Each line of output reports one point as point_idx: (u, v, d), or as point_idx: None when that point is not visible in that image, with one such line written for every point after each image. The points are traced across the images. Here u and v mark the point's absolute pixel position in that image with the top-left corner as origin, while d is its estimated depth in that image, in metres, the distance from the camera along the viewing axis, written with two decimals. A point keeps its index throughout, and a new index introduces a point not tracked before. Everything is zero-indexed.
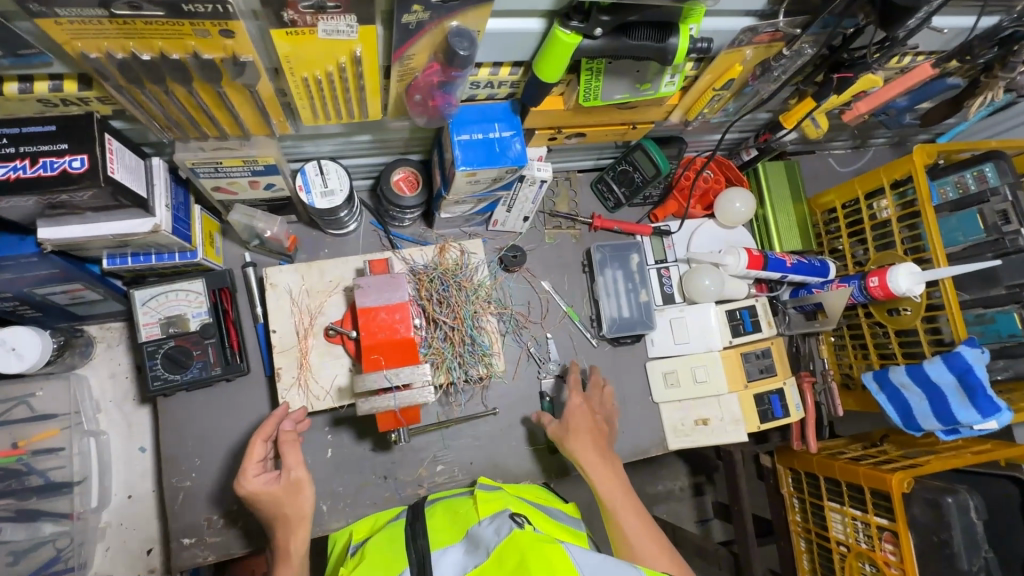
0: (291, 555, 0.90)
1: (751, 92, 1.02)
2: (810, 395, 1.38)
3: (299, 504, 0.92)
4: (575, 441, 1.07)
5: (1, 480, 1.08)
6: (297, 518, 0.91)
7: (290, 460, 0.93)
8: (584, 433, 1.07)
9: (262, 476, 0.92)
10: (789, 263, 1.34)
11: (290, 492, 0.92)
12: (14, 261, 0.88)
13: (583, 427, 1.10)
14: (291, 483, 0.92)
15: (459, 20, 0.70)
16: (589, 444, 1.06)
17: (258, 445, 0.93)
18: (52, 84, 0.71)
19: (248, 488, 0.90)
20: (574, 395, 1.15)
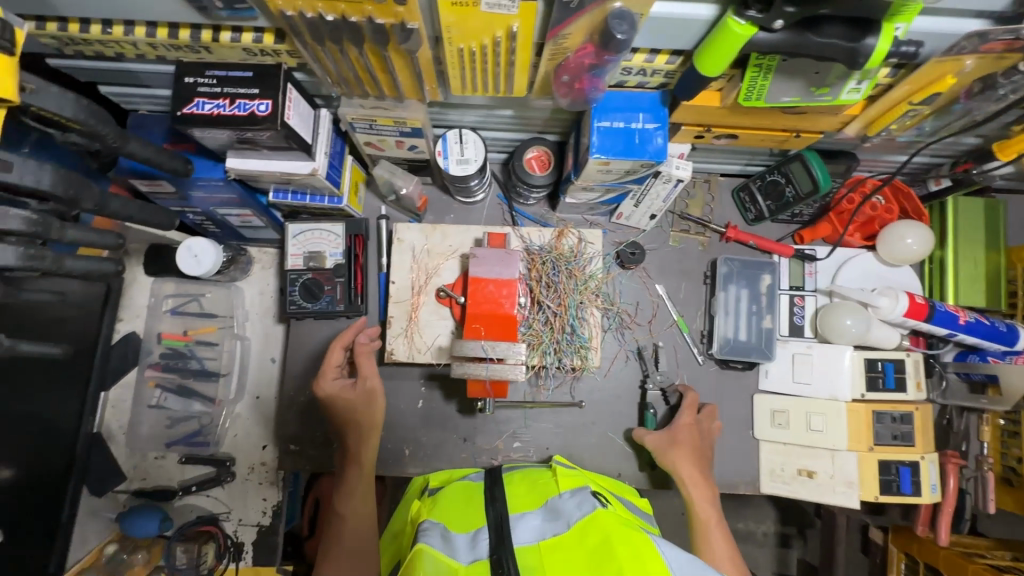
0: (363, 459, 1.09)
1: (960, 110, 0.85)
2: (955, 479, 1.16)
3: (371, 414, 1.11)
4: (673, 457, 1.09)
5: (173, 358, 1.40)
6: (368, 425, 1.11)
7: (364, 371, 1.13)
8: (682, 444, 1.10)
9: (341, 382, 1.13)
10: (963, 320, 1.12)
11: (364, 401, 1.12)
12: (204, 182, 1.04)
13: (680, 441, 1.11)
14: (367, 393, 1.12)
15: (624, 1, 0.66)
16: (685, 461, 1.09)
17: (335, 354, 1.14)
18: (255, 36, 0.82)
19: (327, 391, 1.12)
20: (685, 409, 1.14)
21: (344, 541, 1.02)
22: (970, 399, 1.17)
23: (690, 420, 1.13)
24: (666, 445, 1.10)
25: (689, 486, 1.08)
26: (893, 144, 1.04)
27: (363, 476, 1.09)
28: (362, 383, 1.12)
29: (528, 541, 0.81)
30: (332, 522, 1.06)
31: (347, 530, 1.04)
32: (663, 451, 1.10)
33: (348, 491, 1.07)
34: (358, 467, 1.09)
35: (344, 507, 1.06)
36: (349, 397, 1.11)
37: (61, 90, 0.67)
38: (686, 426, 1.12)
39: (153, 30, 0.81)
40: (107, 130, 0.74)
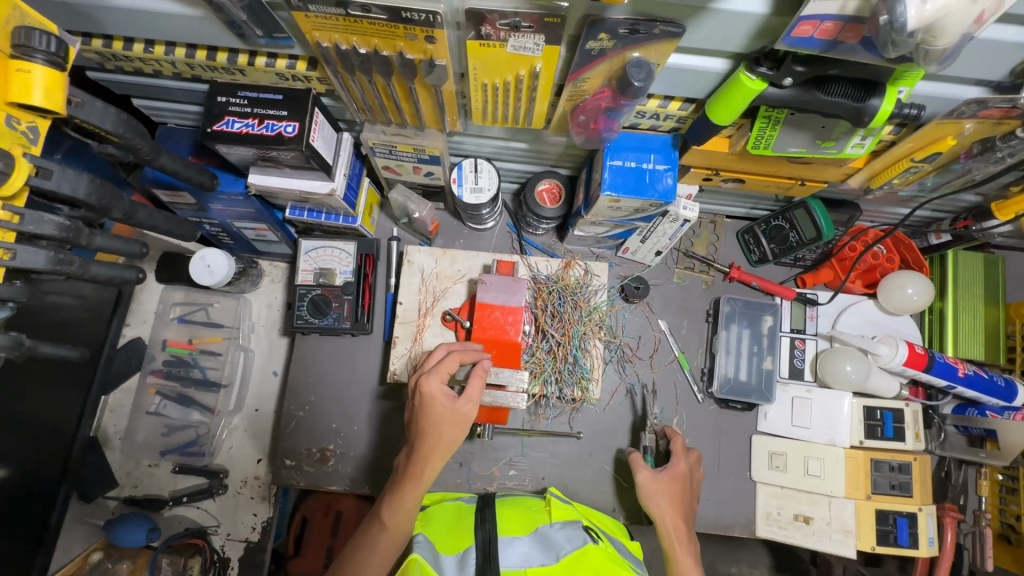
0: (423, 477, 0.89)
1: (960, 169, 0.88)
2: (952, 534, 1.14)
3: (451, 435, 0.90)
4: (658, 501, 1.03)
5: (175, 365, 1.41)
6: (441, 443, 0.90)
7: (468, 393, 0.91)
8: (665, 489, 1.04)
9: (442, 390, 0.91)
10: (961, 372, 1.13)
11: (452, 421, 0.90)
12: (226, 195, 1.07)
13: (671, 489, 1.05)
14: (455, 414, 0.90)
15: (641, 51, 0.70)
16: (666, 502, 1.03)
17: (451, 360, 0.94)
18: (289, 62, 0.86)
19: (428, 391, 0.91)
20: (676, 455, 1.08)
21: (373, 556, 0.86)
22: (969, 453, 1.17)
23: (684, 467, 1.07)
24: (653, 484, 1.04)
25: (671, 536, 1.00)
26: (895, 197, 1.07)
27: (418, 493, 0.89)
28: (462, 403, 0.90)
29: (515, 567, 0.81)
30: (369, 525, 0.89)
31: (377, 546, 0.87)
32: (647, 490, 1.04)
33: (396, 502, 0.88)
34: (416, 483, 0.88)
35: (389, 516, 0.88)
36: (431, 401, 0.90)
37: (105, 106, 0.71)
38: (677, 469, 1.06)
39: (192, 52, 0.86)
40: (143, 144, 0.78)
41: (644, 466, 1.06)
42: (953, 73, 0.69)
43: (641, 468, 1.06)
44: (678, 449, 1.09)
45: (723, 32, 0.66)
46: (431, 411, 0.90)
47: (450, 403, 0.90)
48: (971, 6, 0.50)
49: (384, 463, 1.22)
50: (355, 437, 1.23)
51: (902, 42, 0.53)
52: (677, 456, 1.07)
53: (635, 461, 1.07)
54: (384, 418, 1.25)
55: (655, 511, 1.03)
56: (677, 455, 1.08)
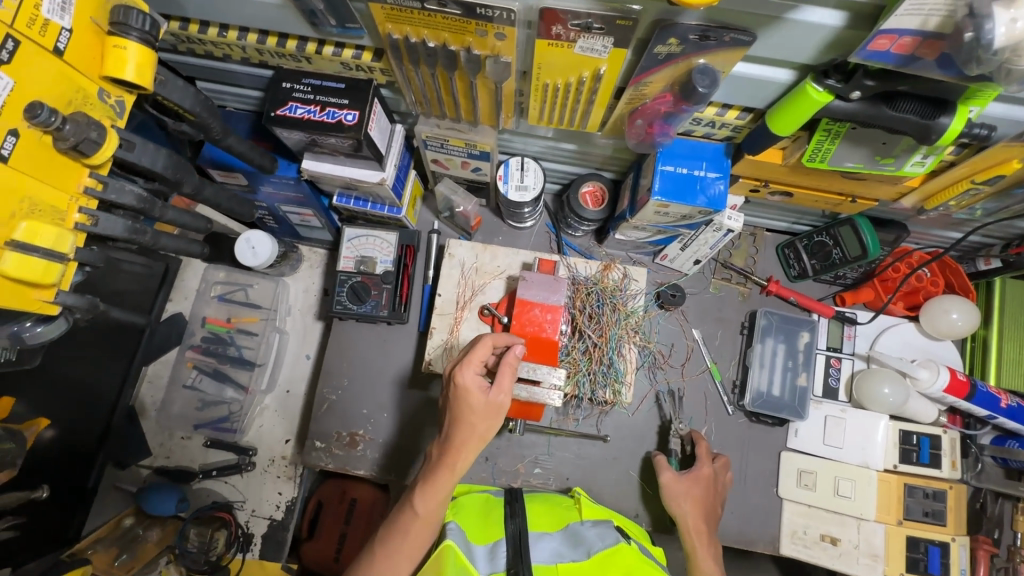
0: (456, 468, 0.86)
1: (1022, 194, 0.87)
2: (984, 567, 1.12)
3: (485, 427, 0.86)
4: (680, 503, 1.03)
5: (213, 342, 1.44)
6: (476, 435, 0.86)
7: (500, 384, 0.87)
8: (691, 489, 1.05)
9: (477, 380, 0.86)
10: (1003, 403, 1.11)
11: (486, 414, 0.86)
12: (279, 179, 1.09)
13: (692, 490, 1.05)
14: (489, 406, 0.86)
15: (708, 58, 0.71)
16: (689, 504, 1.03)
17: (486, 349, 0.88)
18: (355, 52, 0.89)
19: (461, 382, 0.86)
20: (700, 460, 1.09)
21: (402, 543, 0.85)
22: (1007, 485, 1.14)
23: (708, 471, 1.07)
24: (677, 486, 1.05)
25: (692, 534, 1.01)
26: (947, 219, 1.06)
27: (449, 484, 0.86)
28: (496, 395, 0.86)
29: (545, 561, 0.81)
30: (400, 513, 0.87)
31: (409, 536, 0.85)
32: (670, 491, 1.05)
33: (429, 490, 0.86)
34: (448, 474, 0.86)
35: (421, 506, 0.85)
36: (464, 392, 0.86)
37: (184, 84, 0.75)
38: (703, 472, 1.06)
39: (264, 38, 0.89)
40: (215, 123, 0.81)
41: (668, 468, 1.08)
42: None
43: (664, 470, 1.08)
44: (704, 452, 1.10)
45: (793, 42, 0.66)
46: (464, 403, 0.86)
47: (484, 394, 0.86)
48: None
49: (411, 452, 1.23)
50: (385, 424, 1.25)
51: (987, 59, 0.53)
52: (703, 460, 1.08)
53: (659, 463, 1.10)
54: (413, 408, 1.27)
55: (678, 510, 1.03)
56: (703, 459, 1.08)
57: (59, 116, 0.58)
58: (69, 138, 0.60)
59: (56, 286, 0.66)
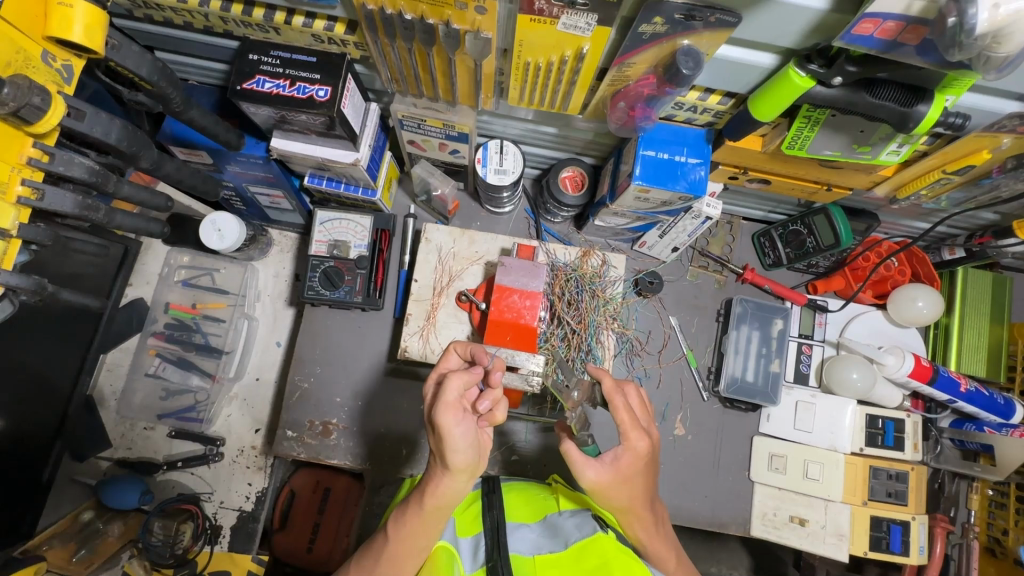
0: (425, 502, 0.76)
1: (989, 184, 0.89)
2: (942, 545, 1.16)
3: (440, 452, 0.73)
4: (619, 496, 0.79)
5: (177, 328, 1.37)
6: (438, 462, 0.74)
7: (443, 396, 0.71)
8: (629, 475, 0.80)
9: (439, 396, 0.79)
10: (964, 388, 1.15)
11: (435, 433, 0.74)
12: (245, 158, 1.04)
13: (631, 477, 0.80)
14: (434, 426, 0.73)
15: (692, 39, 0.69)
16: (632, 498, 0.80)
17: (451, 356, 0.84)
18: (327, 24, 0.84)
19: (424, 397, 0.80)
20: (631, 433, 0.80)
21: (376, 569, 0.77)
22: (964, 466, 1.19)
23: (643, 446, 0.80)
24: (613, 487, 0.79)
25: (630, 520, 0.84)
26: (917, 208, 1.08)
27: (423, 519, 0.76)
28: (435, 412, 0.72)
29: (522, 552, 0.81)
30: (376, 537, 0.81)
31: (379, 566, 0.77)
32: (606, 492, 0.79)
33: (401, 519, 0.78)
34: (419, 507, 0.76)
35: (392, 532, 0.78)
36: (429, 410, 0.78)
37: (141, 50, 0.70)
38: (636, 451, 0.80)
39: (229, 5, 0.83)
40: (174, 94, 0.76)
41: (594, 463, 0.78)
42: (999, 85, 0.70)
43: (587, 468, 0.78)
44: (630, 422, 0.80)
45: (778, 25, 0.65)
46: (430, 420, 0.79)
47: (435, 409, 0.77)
48: None
49: (386, 441, 1.21)
50: (359, 412, 1.22)
51: (969, 45, 0.53)
52: (636, 432, 0.80)
53: (575, 458, 0.78)
54: (388, 395, 1.24)
55: (617, 503, 0.81)
56: (633, 429, 0.80)
57: None
58: (9, 102, 0.55)
59: None
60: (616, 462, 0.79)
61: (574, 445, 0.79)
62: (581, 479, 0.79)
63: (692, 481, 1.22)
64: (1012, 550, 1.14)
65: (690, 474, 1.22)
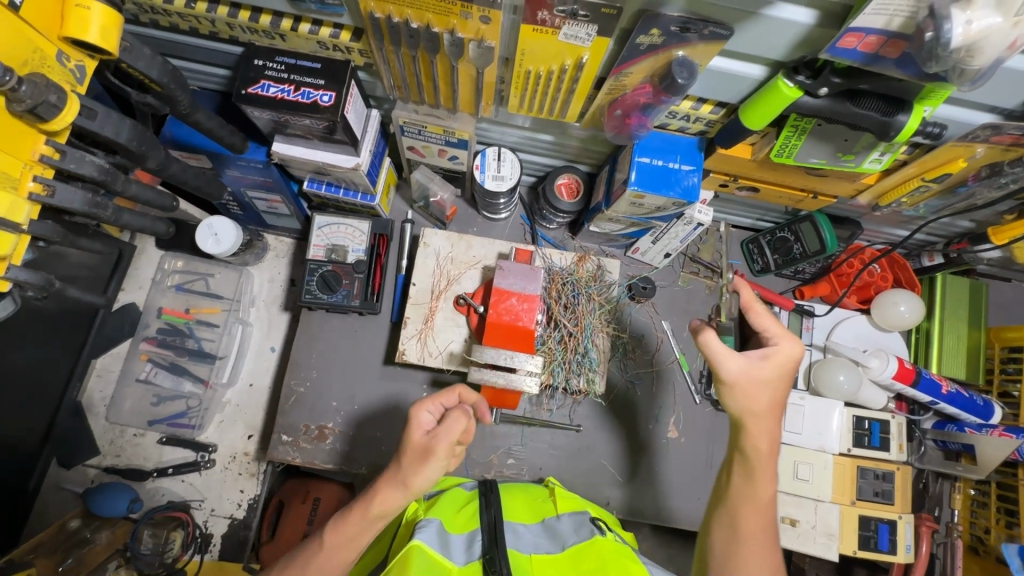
0: (371, 506, 0.77)
1: (965, 193, 0.94)
2: (927, 543, 1.19)
3: (411, 471, 0.76)
4: (754, 398, 0.83)
5: (169, 333, 1.37)
6: (399, 480, 0.76)
7: (444, 424, 0.77)
8: (758, 384, 0.83)
9: (428, 420, 0.81)
10: (945, 389, 1.19)
11: (415, 456, 0.76)
12: (245, 162, 1.04)
13: (769, 393, 0.83)
14: (421, 450, 0.77)
15: (687, 50, 0.73)
16: (766, 403, 0.83)
17: (454, 391, 0.85)
18: (333, 31, 0.87)
19: (408, 413, 0.81)
20: (781, 337, 0.85)
21: (300, 573, 0.76)
22: (946, 465, 1.21)
23: (797, 351, 0.84)
24: (748, 383, 0.83)
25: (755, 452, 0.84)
26: (898, 216, 1.13)
27: (363, 524, 0.77)
28: (433, 438, 0.76)
29: (521, 548, 0.81)
30: (307, 544, 0.79)
31: (305, 572, 0.75)
32: (743, 387, 0.83)
33: (341, 523, 0.77)
34: (363, 514, 0.77)
35: (327, 537, 0.77)
36: (413, 428, 0.79)
37: (151, 53, 0.71)
38: (790, 353, 0.84)
39: (236, 11, 0.85)
40: (182, 97, 0.77)
41: (733, 357, 0.83)
42: (973, 98, 0.74)
43: (729, 360, 0.83)
44: (782, 331, 0.86)
45: (767, 38, 0.69)
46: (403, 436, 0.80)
47: (421, 432, 0.79)
48: (1009, 30, 0.55)
49: (382, 444, 1.21)
50: (356, 416, 1.22)
51: (945, 57, 0.57)
52: (788, 339, 0.85)
53: (715, 353, 0.83)
54: (384, 397, 1.24)
55: (744, 407, 0.84)
56: (785, 337, 0.85)
57: (14, 74, 0.55)
58: (25, 100, 0.57)
59: (7, 259, 0.65)
60: (759, 361, 0.83)
61: (711, 337, 0.84)
62: (721, 372, 0.84)
63: (684, 485, 1.23)
64: (994, 548, 1.18)
65: (684, 478, 1.24)
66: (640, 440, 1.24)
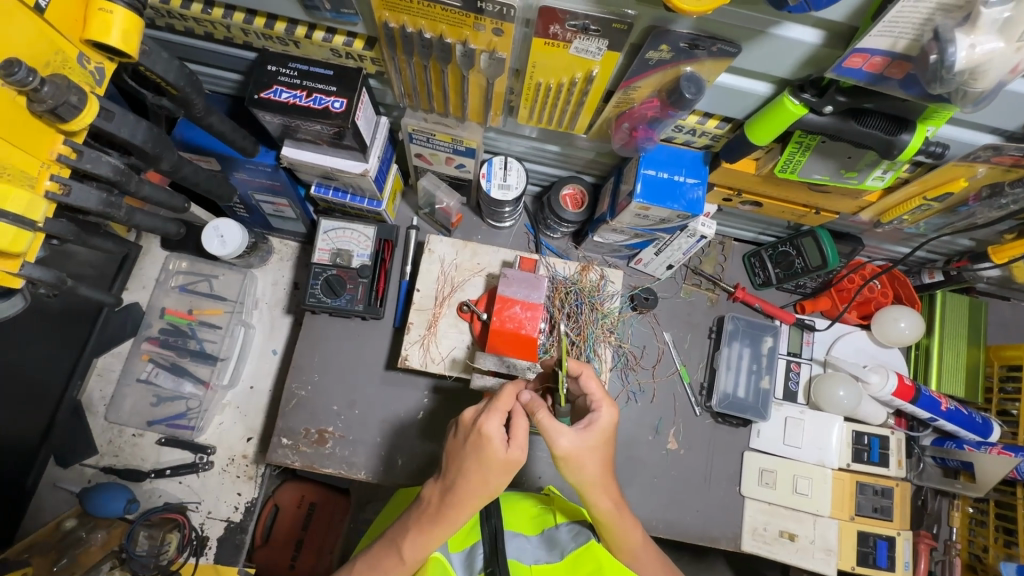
0: (455, 523, 0.78)
1: (966, 212, 0.95)
2: (925, 561, 1.19)
3: (494, 484, 0.77)
4: (589, 465, 0.80)
5: (171, 334, 1.37)
6: (480, 491, 0.77)
7: (520, 438, 0.77)
8: (595, 450, 0.81)
9: (499, 432, 0.77)
10: (944, 407, 1.19)
11: (500, 470, 0.76)
12: (254, 165, 1.05)
13: (597, 457, 0.81)
14: (505, 463, 0.76)
15: (695, 66, 0.74)
16: (598, 468, 0.81)
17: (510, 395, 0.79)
18: (346, 39, 0.88)
19: (483, 429, 0.76)
20: (600, 403, 0.82)
21: None
22: (945, 482, 1.21)
23: (613, 417, 0.82)
24: (582, 456, 0.79)
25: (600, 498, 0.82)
26: (899, 233, 1.14)
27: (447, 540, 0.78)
28: (517, 453, 0.77)
29: (520, 560, 0.82)
30: (380, 557, 0.79)
31: None
32: (577, 460, 0.79)
33: (422, 544, 0.78)
34: (446, 531, 0.78)
35: (407, 554, 0.78)
36: (495, 444, 0.76)
37: (169, 57, 0.73)
38: (605, 422, 0.81)
39: (252, 18, 0.87)
40: (197, 100, 0.79)
41: (567, 432, 0.78)
42: (974, 119, 0.76)
43: (560, 435, 0.78)
44: (602, 397, 0.83)
45: (775, 56, 0.71)
46: (483, 452, 0.76)
47: (503, 448, 0.76)
48: (1012, 55, 0.56)
49: (381, 449, 1.20)
50: (356, 421, 1.22)
51: (949, 79, 0.58)
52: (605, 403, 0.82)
53: (547, 427, 0.77)
54: (385, 402, 1.24)
55: (582, 476, 0.81)
56: (605, 404, 0.83)
57: (38, 75, 0.56)
58: (47, 100, 0.58)
59: (21, 257, 0.65)
60: (584, 434, 0.79)
61: (546, 413, 0.78)
62: (553, 447, 0.78)
63: (684, 496, 1.23)
64: (992, 567, 1.17)
65: (684, 490, 1.23)
66: (640, 451, 1.24)
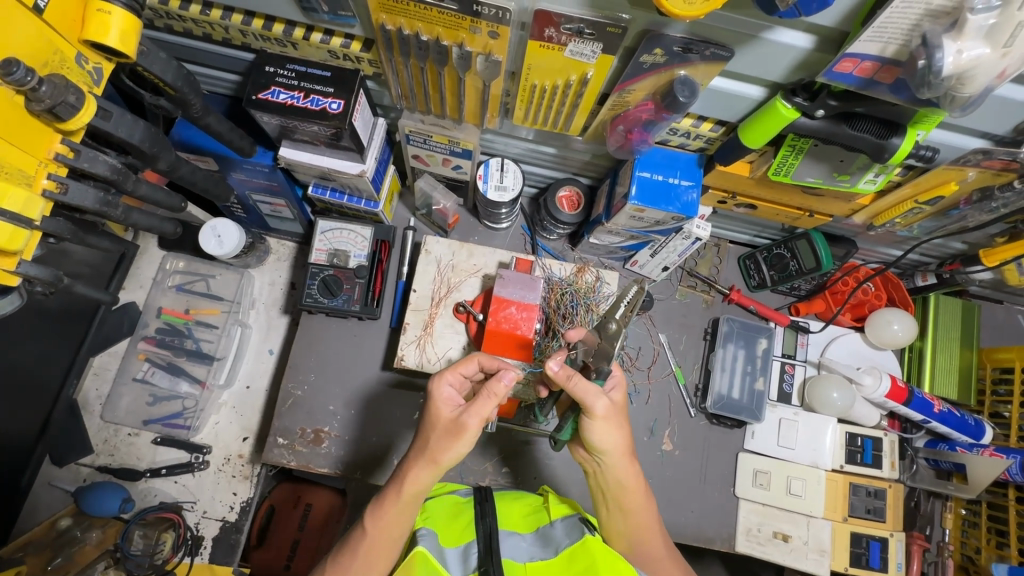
0: (405, 488, 0.83)
1: (958, 215, 0.96)
2: (918, 562, 1.20)
3: (439, 448, 0.81)
4: (617, 431, 0.83)
5: (168, 333, 1.37)
6: (427, 454, 0.82)
7: (472, 403, 0.81)
8: (620, 414, 0.84)
9: (450, 394, 0.85)
10: (937, 408, 1.20)
11: (446, 432, 0.81)
12: (252, 166, 1.06)
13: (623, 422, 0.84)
14: (452, 425, 0.82)
15: (688, 70, 0.75)
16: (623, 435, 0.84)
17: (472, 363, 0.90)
18: (344, 41, 0.89)
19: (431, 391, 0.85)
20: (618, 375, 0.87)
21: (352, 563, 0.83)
22: (938, 483, 1.22)
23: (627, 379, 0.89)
24: (613, 419, 0.82)
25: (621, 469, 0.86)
26: (892, 236, 1.15)
27: (400, 508, 0.83)
28: (462, 416, 0.80)
29: (515, 558, 0.82)
30: (351, 532, 0.86)
31: (355, 559, 0.83)
32: (608, 424, 0.81)
33: (378, 512, 0.84)
34: (397, 496, 0.83)
35: (369, 526, 0.84)
36: (442, 405, 0.84)
37: (167, 58, 0.73)
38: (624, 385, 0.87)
39: (250, 20, 0.87)
40: (195, 100, 0.79)
41: (603, 395, 0.79)
42: (964, 123, 0.76)
43: (598, 398, 0.79)
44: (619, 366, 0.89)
45: (766, 60, 0.72)
46: (431, 413, 0.84)
47: (449, 410, 0.84)
48: (998, 60, 0.57)
49: (377, 450, 1.20)
50: (351, 421, 1.22)
51: (937, 84, 0.59)
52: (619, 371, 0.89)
53: (585, 392, 0.78)
54: (381, 402, 1.24)
55: (609, 443, 0.83)
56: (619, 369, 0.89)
57: (36, 75, 0.57)
58: (45, 100, 0.58)
59: (18, 255, 0.66)
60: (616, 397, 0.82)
61: (581, 379, 0.79)
62: (592, 410, 0.79)
63: (680, 497, 1.23)
64: (985, 568, 1.18)
65: (679, 490, 1.24)
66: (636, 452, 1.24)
